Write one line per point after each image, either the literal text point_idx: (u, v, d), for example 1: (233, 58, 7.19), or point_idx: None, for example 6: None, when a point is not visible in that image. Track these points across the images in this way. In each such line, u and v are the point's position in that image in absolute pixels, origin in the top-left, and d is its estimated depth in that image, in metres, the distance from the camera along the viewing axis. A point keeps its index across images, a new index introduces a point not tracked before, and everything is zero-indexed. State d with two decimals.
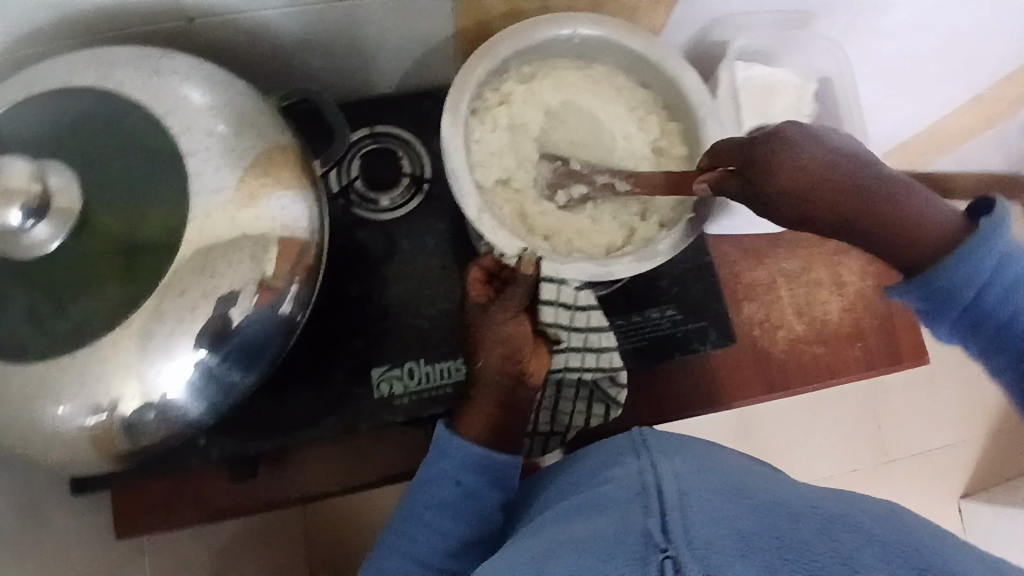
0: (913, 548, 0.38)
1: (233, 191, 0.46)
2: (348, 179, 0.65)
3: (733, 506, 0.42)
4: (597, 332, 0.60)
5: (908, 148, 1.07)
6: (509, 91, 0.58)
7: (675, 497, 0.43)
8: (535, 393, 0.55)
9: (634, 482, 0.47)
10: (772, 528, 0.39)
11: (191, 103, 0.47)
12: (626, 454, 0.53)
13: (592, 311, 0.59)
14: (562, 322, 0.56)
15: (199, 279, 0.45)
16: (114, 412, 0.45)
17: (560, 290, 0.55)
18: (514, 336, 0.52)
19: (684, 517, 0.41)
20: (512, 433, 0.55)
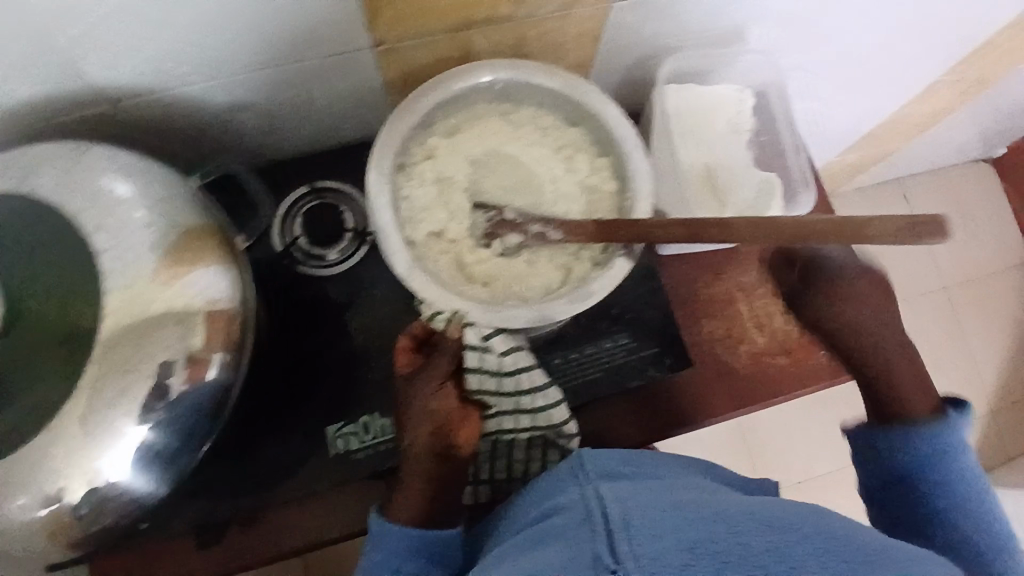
0: (837, 542, 0.43)
1: (155, 274, 0.46)
2: (291, 238, 0.66)
3: (671, 518, 0.44)
4: (528, 394, 0.62)
5: (871, 140, 1.06)
6: (434, 145, 0.59)
7: (619, 517, 0.45)
8: (466, 457, 0.60)
9: (580, 507, 0.48)
10: (710, 534, 0.42)
11: (110, 194, 0.48)
12: (567, 480, 0.54)
13: (524, 374, 0.61)
14: (487, 388, 0.60)
15: (128, 363, 0.45)
16: (63, 502, 0.46)
17: (483, 358, 0.58)
18: (439, 407, 0.59)
19: (629, 538, 0.42)
20: (446, 500, 0.58)
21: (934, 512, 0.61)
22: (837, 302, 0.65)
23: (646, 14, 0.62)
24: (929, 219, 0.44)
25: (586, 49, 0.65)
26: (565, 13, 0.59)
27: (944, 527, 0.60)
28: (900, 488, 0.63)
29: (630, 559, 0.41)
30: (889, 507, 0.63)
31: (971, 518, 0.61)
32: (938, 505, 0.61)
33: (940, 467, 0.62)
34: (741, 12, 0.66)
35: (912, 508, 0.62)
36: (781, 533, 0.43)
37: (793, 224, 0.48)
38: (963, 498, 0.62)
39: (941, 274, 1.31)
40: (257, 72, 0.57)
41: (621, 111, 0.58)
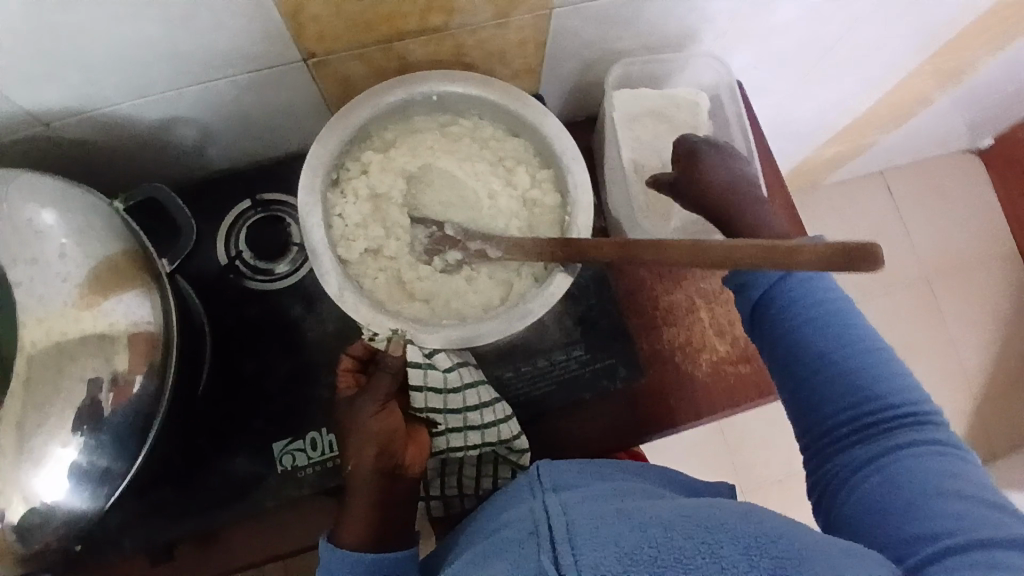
0: (773, 540, 0.40)
1: (75, 301, 0.46)
2: (235, 252, 0.65)
3: (617, 525, 0.42)
4: (477, 409, 0.58)
5: (845, 134, 1.04)
6: (369, 160, 0.57)
7: (564, 528, 0.43)
8: (415, 479, 0.55)
9: (526, 518, 0.46)
10: (651, 539, 0.40)
11: (29, 223, 0.47)
12: (522, 493, 0.51)
13: (472, 388, 0.58)
14: (434, 406, 0.56)
15: (53, 389, 0.45)
16: (1, 520, 0.46)
17: (427, 375, 0.55)
18: (383, 428, 0.52)
19: (573, 548, 0.41)
20: (398, 529, 0.53)
21: (802, 378, 0.56)
22: (702, 163, 0.60)
23: (589, 19, 0.61)
24: (858, 245, 0.40)
25: (531, 55, 0.64)
26: (502, 22, 0.58)
27: (820, 343, 0.55)
28: (767, 309, 0.58)
29: (574, 570, 0.39)
30: (781, 354, 0.57)
31: (860, 364, 0.54)
32: (803, 376, 0.56)
33: (795, 302, 0.56)
34: (689, 13, 0.64)
35: (785, 360, 0.57)
36: (723, 537, 0.40)
37: (719, 248, 0.45)
38: (813, 334, 0.55)
39: (924, 265, 1.29)
40: (188, 89, 0.56)
41: (562, 123, 0.57)
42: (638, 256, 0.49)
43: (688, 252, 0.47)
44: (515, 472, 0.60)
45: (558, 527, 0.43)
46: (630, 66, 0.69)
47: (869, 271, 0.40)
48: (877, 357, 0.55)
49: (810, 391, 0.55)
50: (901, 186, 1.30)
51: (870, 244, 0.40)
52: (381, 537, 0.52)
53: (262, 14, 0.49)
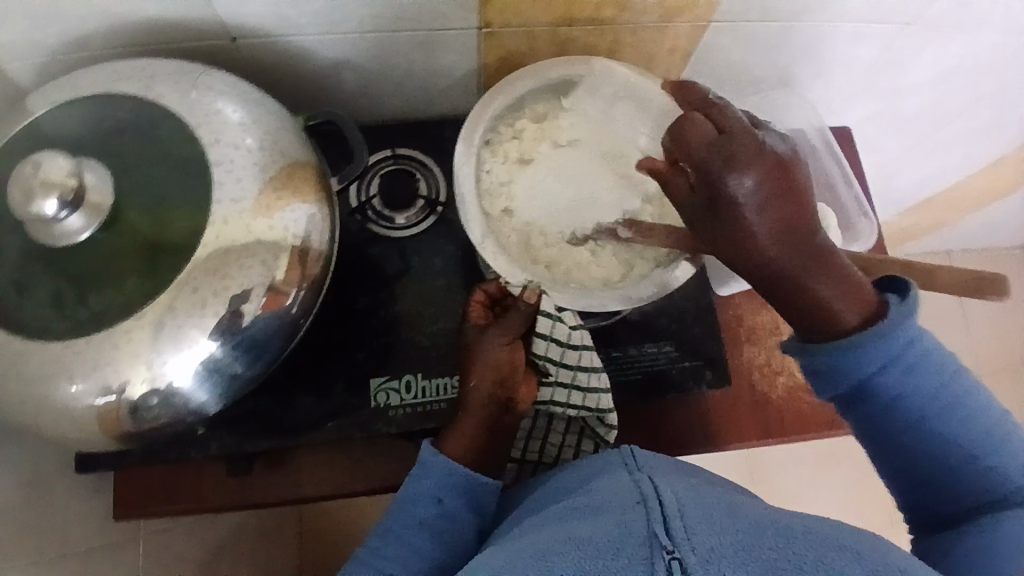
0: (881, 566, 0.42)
1: (253, 201, 0.48)
2: (367, 196, 0.69)
3: (724, 519, 0.44)
4: (587, 371, 0.59)
5: (930, 206, 1.07)
6: (521, 127, 0.61)
7: (674, 507, 0.45)
8: (520, 418, 0.57)
9: (631, 490, 0.49)
10: (763, 541, 0.42)
11: (224, 116, 0.50)
12: (614, 466, 0.54)
13: (587, 351, 0.58)
14: (552, 356, 0.57)
15: (211, 279, 0.47)
16: (122, 396, 0.47)
17: (554, 327, 0.56)
18: (506, 360, 0.55)
19: (686, 529, 0.43)
20: (494, 459, 0.56)
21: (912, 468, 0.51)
22: None
23: (740, 39, 0.65)
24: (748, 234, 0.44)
25: (675, 64, 0.68)
26: (663, 25, 0.62)
27: (937, 424, 0.50)
28: (863, 399, 0.50)
29: (688, 547, 0.41)
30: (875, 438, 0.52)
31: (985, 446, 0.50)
32: (919, 463, 0.51)
33: (900, 388, 0.49)
34: (827, 50, 0.68)
35: (896, 451, 0.51)
36: (843, 555, 0.42)
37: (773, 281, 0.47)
38: (927, 418, 0.50)
39: (977, 352, 1.31)
40: (372, 35, 0.60)
41: None
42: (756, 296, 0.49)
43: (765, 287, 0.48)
44: (599, 447, 0.62)
45: (669, 507, 0.45)
46: None
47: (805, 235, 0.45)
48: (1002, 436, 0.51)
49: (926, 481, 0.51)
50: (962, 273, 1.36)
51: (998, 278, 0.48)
52: (478, 460, 0.55)
53: None
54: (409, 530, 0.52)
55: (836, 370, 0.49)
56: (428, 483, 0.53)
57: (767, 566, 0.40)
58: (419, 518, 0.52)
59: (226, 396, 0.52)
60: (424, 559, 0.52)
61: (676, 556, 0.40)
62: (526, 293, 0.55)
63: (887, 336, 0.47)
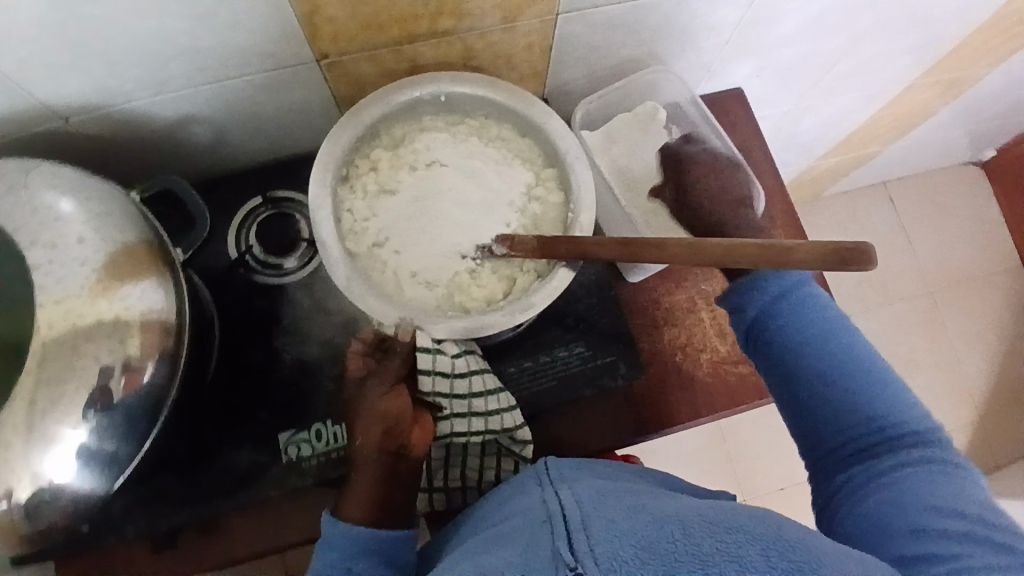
0: (787, 544, 0.40)
1: (88, 286, 0.47)
2: (246, 247, 0.67)
3: (632, 521, 0.42)
4: (482, 396, 0.59)
5: (847, 144, 1.07)
6: (377, 157, 0.60)
7: (578, 518, 0.43)
8: (420, 463, 0.56)
9: (539, 506, 0.47)
10: (668, 535, 0.40)
11: (49, 208, 0.49)
12: (527, 483, 0.52)
13: (475, 375, 0.58)
14: (440, 390, 0.57)
15: (65, 372, 0.46)
16: (12, 501, 0.46)
17: (436, 359, 0.55)
18: (392, 410, 0.55)
19: (588, 539, 0.40)
20: (400, 512, 0.54)
21: (829, 397, 0.55)
22: None
23: (594, 26, 0.63)
24: (852, 247, 0.43)
25: (537, 60, 0.66)
26: (509, 26, 0.60)
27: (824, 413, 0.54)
28: (767, 332, 0.58)
29: (590, 558, 0.39)
30: (783, 375, 0.57)
31: (867, 392, 0.54)
32: (836, 392, 0.55)
33: (809, 322, 0.56)
34: (690, 19, 0.66)
35: (819, 377, 0.55)
36: (741, 536, 0.40)
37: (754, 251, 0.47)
38: (820, 346, 0.56)
39: (922, 274, 1.35)
40: (207, 86, 0.58)
41: (565, 123, 0.58)
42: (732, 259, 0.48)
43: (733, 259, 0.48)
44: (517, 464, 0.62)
45: (572, 517, 0.43)
46: (590, 105, 0.70)
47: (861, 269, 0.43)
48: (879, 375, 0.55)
49: (832, 409, 0.55)
50: (900, 196, 1.37)
51: (865, 246, 0.43)
52: (382, 515, 0.53)
53: (278, 12, 0.51)
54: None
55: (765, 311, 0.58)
56: (337, 551, 0.51)
57: (670, 563, 0.38)
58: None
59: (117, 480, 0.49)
60: None
61: (578, 571, 0.38)
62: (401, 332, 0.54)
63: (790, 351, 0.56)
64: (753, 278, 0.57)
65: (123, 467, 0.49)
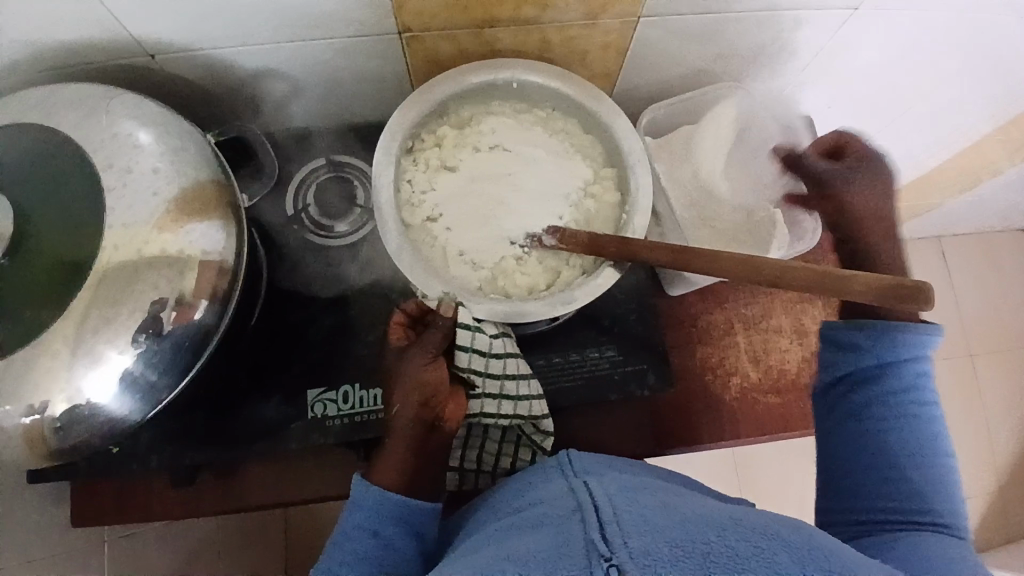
0: (819, 552, 0.41)
1: (154, 218, 0.49)
2: (303, 205, 0.69)
3: (664, 518, 0.42)
4: (514, 380, 0.60)
5: (908, 190, 1.05)
6: (443, 134, 0.60)
7: (609, 510, 0.43)
8: (450, 436, 0.57)
9: (566, 496, 0.47)
10: (703, 534, 0.41)
11: (129, 138, 0.50)
12: (551, 474, 0.52)
13: (510, 358, 0.59)
14: (476, 368, 0.57)
15: (121, 295, 0.47)
16: (46, 413, 0.48)
17: (475, 337, 0.56)
18: (429, 382, 0.55)
19: (622, 532, 0.41)
20: (427, 483, 0.56)
21: (894, 462, 0.54)
22: None
23: (674, 33, 0.63)
24: (911, 284, 0.44)
25: (611, 61, 0.66)
26: (590, 22, 0.60)
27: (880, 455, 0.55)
28: (869, 381, 0.57)
29: (624, 551, 0.39)
30: (862, 422, 0.56)
31: (930, 471, 0.54)
32: (906, 459, 0.54)
33: (917, 389, 0.56)
34: (770, 39, 0.65)
35: (894, 438, 0.55)
36: (776, 542, 0.41)
37: (807, 273, 0.47)
38: (911, 414, 0.56)
39: (965, 334, 1.31)
40: (290, 43, 0.59)
41: (631, 125, 0.58)
42: (782, 277, 0.48)
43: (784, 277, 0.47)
44: (535, 454, 0.63)
45: (603, 509, 0.43)
46: (657, 112, 0.71)
47: (915, 307, 0.43)
48: (946, 465, 0.55)
49: (893, 473, 0.54)
50: (952, 252, 1.34)
51: (924, 286, 0.43)
52: (410, 485, 0.55)
53: None
54: (347, 566, 0.51)
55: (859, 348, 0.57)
56: (363, 515, 0.52)
57: (706, 559, 0.39)
58: (353, 554, 0.51)
59: (151, 409, 0.52)
60: None
61: (614, 562, 0.38)
62: (443, 307, 0.55)
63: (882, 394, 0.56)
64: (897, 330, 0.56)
65: (159, 397, 0.51)
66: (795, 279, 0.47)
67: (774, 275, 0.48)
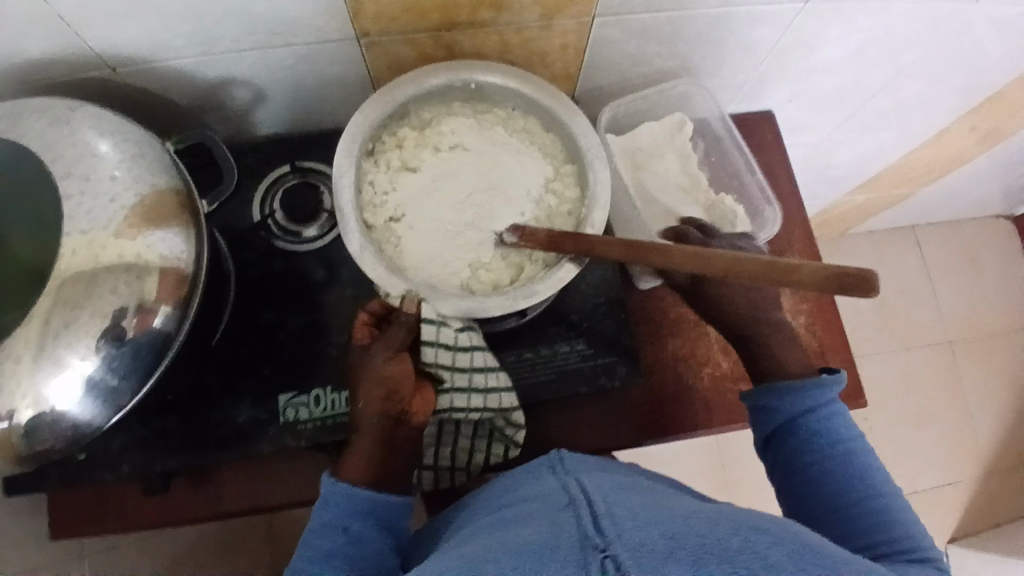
0: (807, 551, 0.41)
1: (116, 227, 0.49)
2: (269, 212, 0.69)
3: (653, 513, 0.43)
4: (483, 373, 0.61)
5: (879, 182, 1.07)
6: (404, 135, 0.62)
7: (603, 506, 0.43)
8: (417, 430, 0.58)
9: (558, 494, 0.47)
10: (693, 529, 0.41)
11: (90, 147, 0.51)
12: (539, 475, 0.53)
13: (478, 351, 0.60)
14: (443, 363, 0.58)
15: (81, 302, 0.48)
16: (12, 421, 0.48)
17: (440, 332, 0.57)
18: (393, 376, 0.56)
19: (616, 525, 0.41)
20: (397, 477, 0.56)
21: (836, 500, 0.54)
22: None
23: (630, 31, 0.64)
24: (858, 271, 0.43)
25: (570, 60, 0.67)
26: (546, 23, 0.61)
27: (820, 493, 0.55)
28: (787, 435, 0.57)
29: (618, 542, 0.39)
30: (794, 477, 0.57)
31: (868, 489, 0.54)
32: (843, 503, 0.54)
33: (835, 433, 0.56)
34: (725, 36, 0.67)
35: (827, 484, 0.55)
36: (766, 538, 0.41)
37: (754, 263, 0.47)
38: (838, 458, 0.55)
39: (943, 324, 1.33)
40: (251, 51, 0.60)
41: (589, 121, 0.59)
42: (732, 273, 0.48)
43: (726, 267, 0.48)
44: (508, 447, 0.64)
45: (596, 505, 0.44)
46: (618, 108, 0.71)
47: (862, 296, 0.43)
48: (888, 493, 0.55)
49: (830, 507, 0.54)
50: (928, 243, 1.35)
51: (869, 272, 0.43)
52: (378, 479, 0.55)
53: None
54: (316, 565, 0.51)
55: (769, 404, 0.58)
56: (338, 510, 0.53)
57: (698, 553, 0.39)
58: (325, 550, 0.51)
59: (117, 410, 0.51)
60: None
61: (609, 552, 0.38)
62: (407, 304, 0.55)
63: (799, 432, 0.57)
64: (790, 387, 0.57)
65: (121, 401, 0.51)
66: (743, 270, 0.47)
67: (723, 268, 0.48)
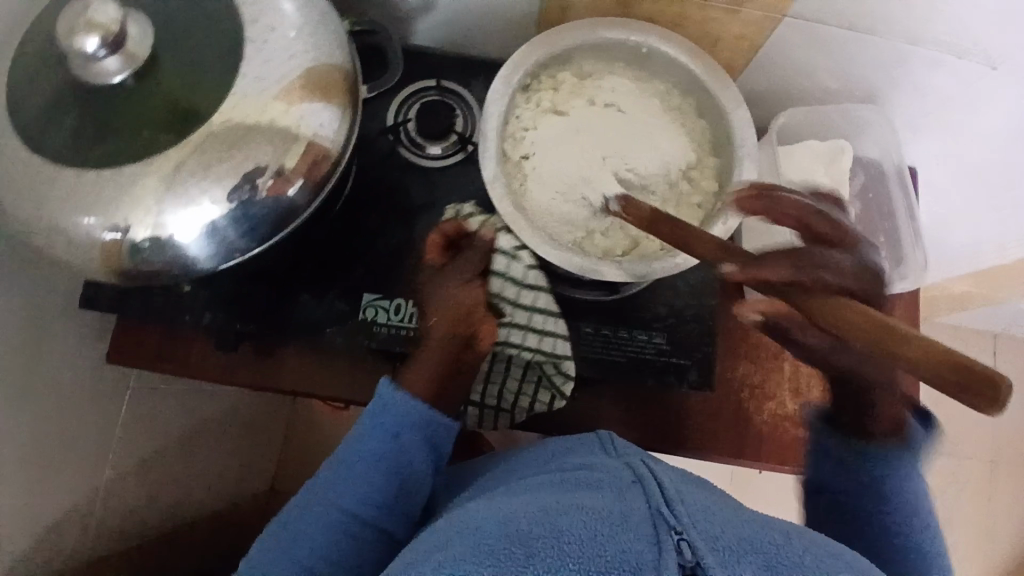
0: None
1: (280, 86, 0.50)
2: (403, 118, 0.70)
3: (720, 511, 0.42)
4: (543, 315, 0.64)
5: (985, 276, 1.03)
6: (561, 80, 0.61)
7: (672, 489, 0.42)
8: (480, 355, 0.62)
9: (619, 469, 0.46)
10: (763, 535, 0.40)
11: (274, 1, 0.52)
12: (590, 447, 0.53)
13: (541, 293, 0.64)
14: (508, 295, 0.63)
15: (228, 148, 0.49)
16: (127, 235, 0.49)
17: (510, 265, 0.62)
18: (465, 298, 0.61)
19: (687, 512, 0.40)
20: (454, 395, 0.60)
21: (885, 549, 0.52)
22: None
23: (813, 41, 0.62)
24: (986, 372, 0.33)
25: (740, 56, 0.65)
26: (735, 10, 0.59)
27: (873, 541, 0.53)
28: (840, 473, 0.55)
29: (692, 529, 0.39)
30: (844, 524, 0.54)
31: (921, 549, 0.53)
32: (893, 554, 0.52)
33: (895, 484, 0.54)
34: (903, 76, 0.64)
35: (879, 532, 0.53)
36: (834, 563, 0.40)
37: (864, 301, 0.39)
38: (898, 511, 0.53)
39: (994, 438, 1.28)
40: None
41: (750, 118, 0.57)
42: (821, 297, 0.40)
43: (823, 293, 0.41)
44: (554, 397, 0.65)
45: (665, 486, 0.43)
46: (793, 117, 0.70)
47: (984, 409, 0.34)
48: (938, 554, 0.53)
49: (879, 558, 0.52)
50: (1005, 354, 1.30)
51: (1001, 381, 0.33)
52: (438, 393, 0.59)
53: None
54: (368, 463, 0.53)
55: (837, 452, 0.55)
56: (390, 418, 0.53)
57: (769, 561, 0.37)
58: (377, 452, 0.53)
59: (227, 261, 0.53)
60: (384, 493, 0.52)
61: (684, 536, 0.38)
62: (484, 231, 0.63)
63: (868, 478, 0.54)
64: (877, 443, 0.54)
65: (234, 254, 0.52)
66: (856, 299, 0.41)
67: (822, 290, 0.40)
